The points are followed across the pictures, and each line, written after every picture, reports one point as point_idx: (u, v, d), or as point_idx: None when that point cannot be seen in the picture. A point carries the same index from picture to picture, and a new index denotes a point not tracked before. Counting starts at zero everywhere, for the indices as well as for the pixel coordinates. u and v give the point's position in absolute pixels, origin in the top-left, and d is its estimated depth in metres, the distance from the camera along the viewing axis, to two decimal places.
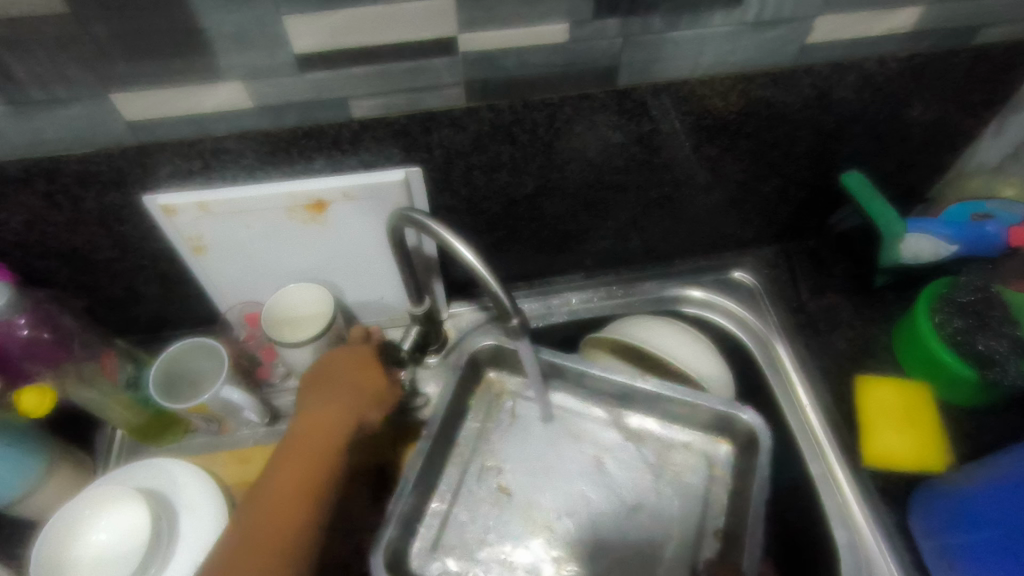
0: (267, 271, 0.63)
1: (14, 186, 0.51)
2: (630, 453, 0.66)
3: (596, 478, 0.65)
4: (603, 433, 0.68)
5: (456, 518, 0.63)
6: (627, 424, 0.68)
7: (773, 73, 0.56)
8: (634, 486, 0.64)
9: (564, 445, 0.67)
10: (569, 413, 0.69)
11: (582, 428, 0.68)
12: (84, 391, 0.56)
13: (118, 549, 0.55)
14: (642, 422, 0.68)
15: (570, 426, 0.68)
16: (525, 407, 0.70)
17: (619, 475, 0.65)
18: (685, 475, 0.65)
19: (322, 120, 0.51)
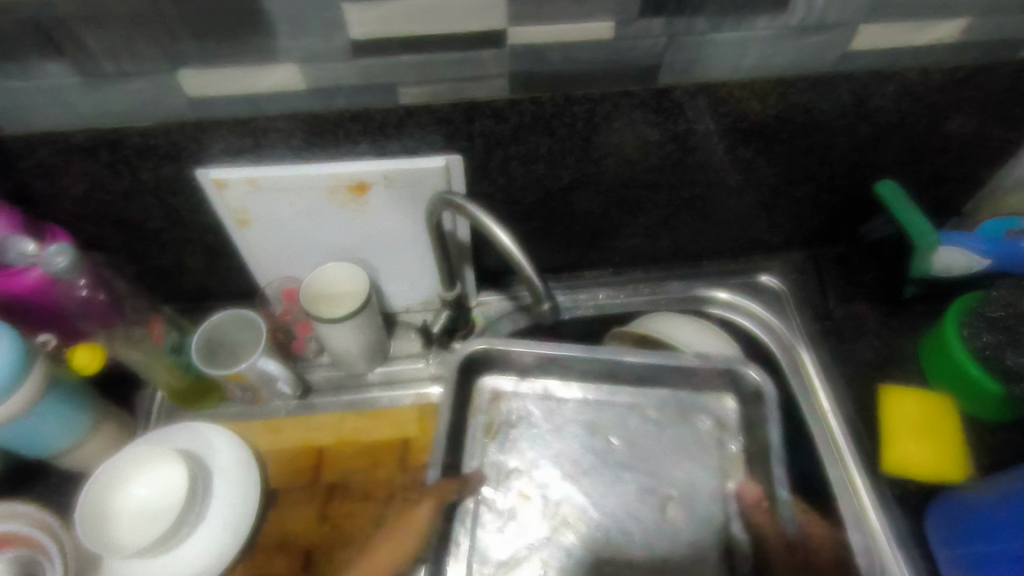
0: (306, 249, 0.65)
1: (78, 154, 0.54)
2: (631, 429, 0.65)
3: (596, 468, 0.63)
4: (598, 417, 0.66)
5: None
6: (626, 402, 0.67)
7: (814, 79, 0.56)
8: (636, 464, 0.63)
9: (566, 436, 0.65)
10: (564, 407, 0.66)
11: (578, 425, 0.65)
12: (131, 352, 0.60)
13: (160, 505, 0.58)
14: (643, 396, 0.67)
15: (570, 419, 0.66)
16: (517, 406, 0.67)
17: (620, 458, 0.63)
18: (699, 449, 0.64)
19: (370, 104, 0.53)
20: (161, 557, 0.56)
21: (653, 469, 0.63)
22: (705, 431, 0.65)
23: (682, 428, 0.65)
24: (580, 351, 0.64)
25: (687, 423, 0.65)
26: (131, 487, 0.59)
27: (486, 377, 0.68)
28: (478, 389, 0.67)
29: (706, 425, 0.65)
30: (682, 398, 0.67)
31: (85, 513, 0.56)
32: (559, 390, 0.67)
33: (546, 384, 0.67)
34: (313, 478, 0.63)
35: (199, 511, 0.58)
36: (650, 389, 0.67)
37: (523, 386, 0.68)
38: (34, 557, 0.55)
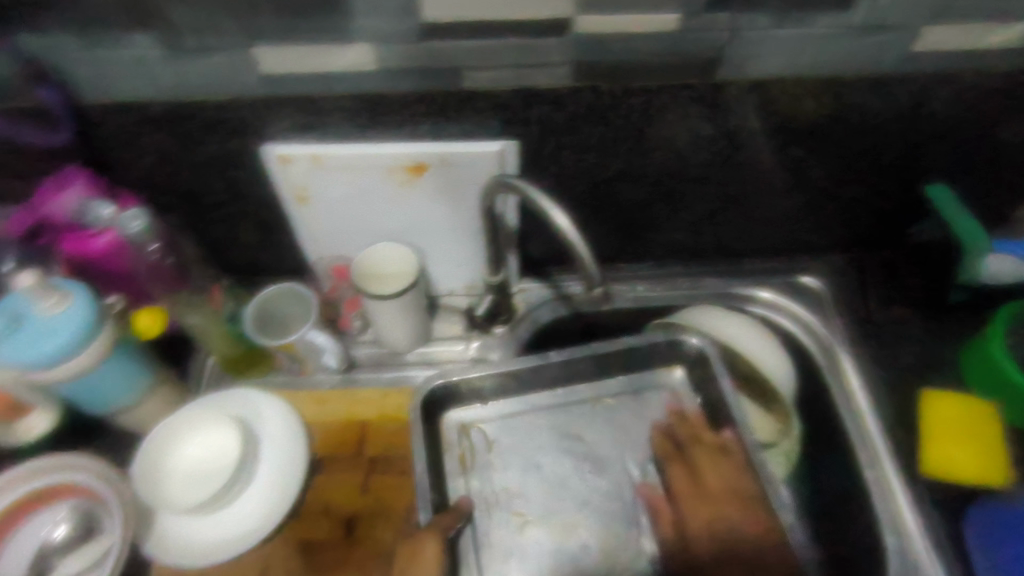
0: (356, 228, 0.67)
1: (151, 126, 0.56)
2: (590, 422, 0.66)
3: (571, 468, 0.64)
4: (556, 414, 0.66)
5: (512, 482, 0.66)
6: (586, 396, 0.67)
7: (872, 79, 0.57)
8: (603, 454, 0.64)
9: (536, 443, 0.65)
10: (526, 419, 0.66)
11: (544, 432, 0.65)
12: (190, 314, 0.63)
13: (207, 468, 0.60)
14: (602, 386, 0.68)
15: (539, 427, 0.65)
16: (487, 425, 0.66)
17: (599, 452, 0.65)
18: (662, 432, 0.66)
19: (434, 87, 0.55)
20: (211, 517, 0.59)
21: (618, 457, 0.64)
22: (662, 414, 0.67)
23: (638, 413, 0.67)
24: (534, 361, 0.64)
25: (644, 407, 0.67)
26: (183, 449, 0.61)
27: (449, 412, 0.66)
28: (443, 430, 0.65)
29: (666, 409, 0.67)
30: (636, 382, 0.69)
31: (142, 471, 0.59)
32: (514, 404, 0.67)
33: (503, 403, 0.66)
34: (357, 450, 0.65)
35: (243, 479, 0.59)
36: (600, 380, 0.68)
37: (490, 411, 0.66)
38: (93, 509, 0.59)
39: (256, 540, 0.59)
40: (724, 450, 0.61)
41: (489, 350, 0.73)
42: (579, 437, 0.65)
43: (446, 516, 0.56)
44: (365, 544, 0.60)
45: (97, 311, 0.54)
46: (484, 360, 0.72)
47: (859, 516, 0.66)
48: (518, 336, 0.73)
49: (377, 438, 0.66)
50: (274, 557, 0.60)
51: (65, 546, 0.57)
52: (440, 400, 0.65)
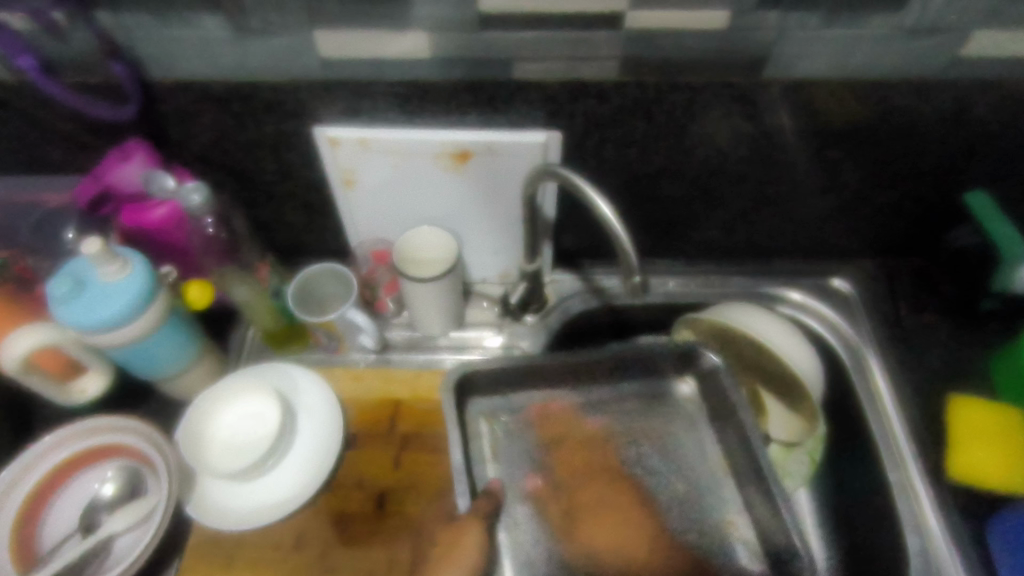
0: (398, 212, 0.69)
1: (212, 104, 0.58)
2: (603, 428, 0.67)
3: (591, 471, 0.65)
4: (573, 414, 0.67)
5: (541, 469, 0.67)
6: (602, 399, 0.68)
7: (915, 83, 0.58)
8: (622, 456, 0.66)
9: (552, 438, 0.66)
10: (544, 412, 0.67)
11: (562, 428, 0.66)
12: (239, 288, 0.66)
13: (244, 435, 0.61)
14: (618, 390, 0.68)
15: (557, 422, 0.66)
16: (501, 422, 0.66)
17: (616, 447, 0.66)
18: (675, 434, 0.67)
19: (485, 76, 0.56)
20: (249, 482, 0.60)
21: (640, 459, 0.66)
22: (682, 421, 0.67)
23: (656, 418, 0.67)
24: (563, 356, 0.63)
25: (664, 412, 0.68)
26: (221, 416, 0.62)
27: (472, 402, 0.66)
28: (467, 415, 0.65)
29: (688, 418, 0.67)
30: (650, 388, 0.69)
31: (183, 435, 0.61)
32: (528, 397, 0.67)
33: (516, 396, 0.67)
34: (389, 427, 0.66)
35: (279, 448, 0.61)
36: (611, 384, 0.68)
37: (504, 402, 0.66)
38: (144, 472, 0.61)
39: (292, 507, 0.60)
40: (592, 443, 0.66)
41: (519, 337, 0.75)
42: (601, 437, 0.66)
43: (483, 502, 0.57)
44: (393, 519, 0.61)
45: (153, 291, 0.56)
46: (514, 346, 0.74)
47: (883, 518, 0.66)
48: (549, 325, 0.75)
49: (409, 418, 0.67)
50: (308, 526, 0.61)
51: (112, 503, 0.59)
52: (465, 385, 0.63)
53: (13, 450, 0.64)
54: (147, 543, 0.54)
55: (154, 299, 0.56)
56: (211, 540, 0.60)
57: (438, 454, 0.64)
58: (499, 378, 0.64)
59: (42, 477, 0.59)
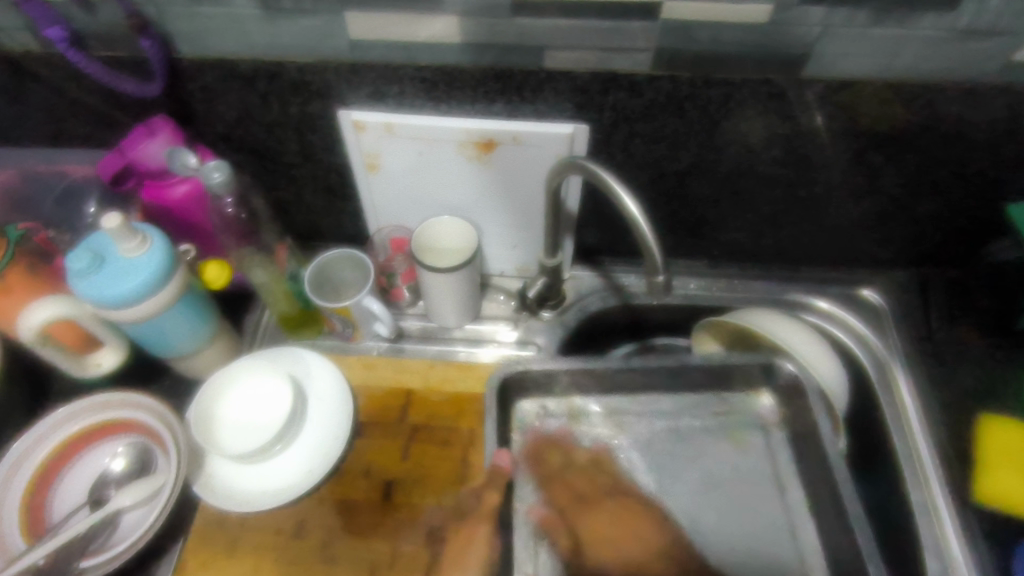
0: (420, 200, 0.68)
1: (238, 82, 0.57)
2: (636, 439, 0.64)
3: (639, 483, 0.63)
4: (634, 425, 0.65)
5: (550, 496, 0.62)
6: (666, 407, 0.66)
7: (966, 87, 0.55)
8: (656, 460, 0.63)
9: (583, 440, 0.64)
10: (595, 419, 0.65)
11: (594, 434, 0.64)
12: (257, 270, 0.65)
13: (255, 418, 0.61)
14: (682, 397, 0.66)
15: (607, 430, 0.65)
16: (542, 432, 0.64)
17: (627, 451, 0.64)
18: (730, 441, 0.64)
19: (515, 64, 0.55)
20: (258, 463, 0.60)
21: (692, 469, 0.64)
22: (746, 430, 0.65)
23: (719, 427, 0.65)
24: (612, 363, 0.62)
25: (730, 423, 0.65)
26: (235, 398, 0.62)
27: (523, 402, 0.65)
28: (516, 418, 0.64)
29: (750, 429, 0.65)
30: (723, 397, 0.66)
31: (196, 416, 0.60)
32: (582, 403, 0.66)
33: (571, 402, 0.65)
34: (400, 418, 0.65)
35: (289, 433, 0.60)
36: (654, 391, 0.66)
37: (553, 406, 0.65)
38: (154, 449, 0.60)
39: (297, 493, 0.59)
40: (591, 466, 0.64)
41: (535, 333, 0.73)
42: (657, 446, 0.64)
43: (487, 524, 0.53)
44: (400, 512, 0.60)
45: (168, 272, 0.55)
46: (530, 342, 0.73)
47: (904, 539, 0.64)
48: (566, 321, 0.73)
49: (421, 409, 0.66)
50: (311, 514, 0.60)
51: (122, 479, 0.59)
52: (510, 389, 0.63)
53: (28, 421, 0.65)
54: (156, 517, 0.54)
55: (169, 281, 0.56)
56: (215, 520, 0.60)
57: (450, 451, 0.63)
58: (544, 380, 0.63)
59: (55, 450, 0.59)
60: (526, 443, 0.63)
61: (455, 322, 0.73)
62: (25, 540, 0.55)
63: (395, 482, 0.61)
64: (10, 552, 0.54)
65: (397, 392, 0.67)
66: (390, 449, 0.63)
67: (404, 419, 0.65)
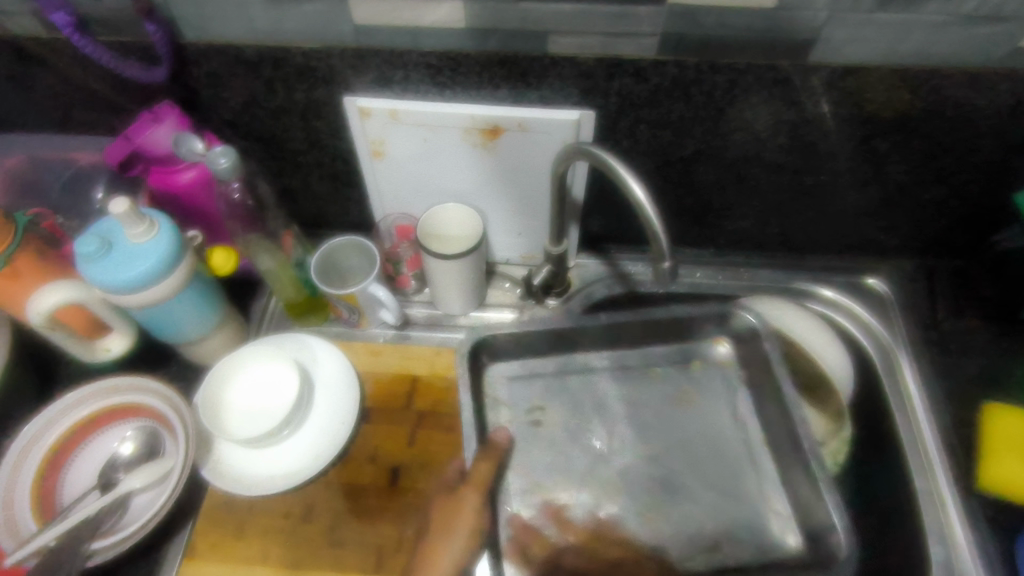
0: (426, 188, 0.69)
1: (243, 68, 0.57)
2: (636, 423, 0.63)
3: (620, 445, 0.62)
4: (609, 385, 0.64)
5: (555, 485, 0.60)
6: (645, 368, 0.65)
7: (973, 73, 0.55)
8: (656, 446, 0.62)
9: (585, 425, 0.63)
10: (568, 379, 0.64)
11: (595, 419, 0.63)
12: (262, 256, 0.65)
13: (261, 404, 0.61)
14: (646, 354, 0.66)
15: (578, 390, 0.64)
16: (513, 394, 0.63)
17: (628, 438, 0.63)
18: (704, 398, 0.64)
19: (521, 49, 0.55)
20: (264, 448, 0.60)
21: (669, 424, 0.63)
22: (714, 386, 0.64)
23: (687, 382, 0.65)
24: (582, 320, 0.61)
25: (697, 378, 0.65)
26: (243, 382, 0.62)
27: (493, 365, 0.64)
28: (487, 380, 0.63)
29: (719, 383, 0.64)
30: (685, 348, 0.66)
31: (203, 399, 0.60)
32: (552, 363, 0.65)
33: (541, 360, 0.65)
34: (405, 404, 0.66)
35: (296, 418, 0.60)
36: (651, 373, 0.65)
37: (523, 368, 0.64)
38: (162, 433, 0.61)
39: (304, 478, 0.59)
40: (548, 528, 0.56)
41: None
42: (630, 403, 0.64)
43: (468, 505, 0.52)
44: (406, 497, 0.60)
45: (175, 258, 0.55)
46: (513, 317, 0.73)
47: (906, 526, 0.64)
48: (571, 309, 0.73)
49: (428, 396, 0.66)
50: (318, 498, 0.60)
51: (130, 463, 0.60)
52: (480, 351, 0.62)
53: (37, 405, 0.65)
54: (165, 500, 0.55)
55: (177, 267, 0.56)
56: (224, 503, 0.60)
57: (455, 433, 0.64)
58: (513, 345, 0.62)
59: (64, 434, 0.60)
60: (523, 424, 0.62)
61: (462, 309, 0.73)
62: (36, 523, 0.55)
63: (402, 468, 0.62)
64: (21, 533, 0.55)
65: (402, 379, 0.67)
66: (395, 435, 0.64)
67: (411, 406, 0.65)
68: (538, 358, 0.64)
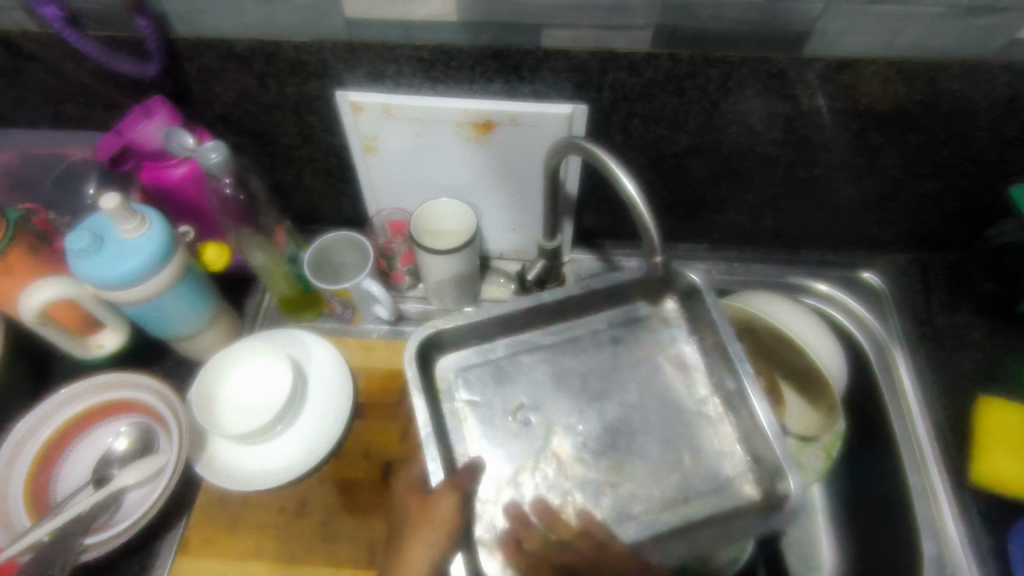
0: (419, 182, 0.69)
1: (236, 63, 0.57)
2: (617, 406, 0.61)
3: (573, 421, 0.60)
4: (558, 359, 0.62)
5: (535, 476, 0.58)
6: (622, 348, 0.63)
7: (969, 65, 0.54)
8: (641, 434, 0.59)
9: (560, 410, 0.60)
10: (518, 360, 0.62)
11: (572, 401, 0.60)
12: (254, 252, 0.65)
13: (255, 399, 0.61)
14: (598, 326, 0.64)
15: (532, 376, 0.61)
16: (463, 390, 0.60)
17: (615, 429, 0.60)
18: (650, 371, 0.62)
19: (513, 43, 0.54)
20: (257, 444, 0.60)
21: (614, 389, 0.61)
22: (658, 357, 0.62)
23: (630, 347, 0.62)
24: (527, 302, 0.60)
25: (641, 341, 0.63)
26: (236, 378, 0.62)
27: (442, 358, 0.61)
28: (437, 374, 0.61)
29: (667, 351, 0.62)
30: (625, 310, 0.64)
31: (198, 394, 0.60)
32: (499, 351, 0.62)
33: (490, 343, 0.62)
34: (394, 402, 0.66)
35: (290, 413, 0.60)
36: (632, 354, 0.62)
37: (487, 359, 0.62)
38: (155, 429, 0.61)
39: (299, 473, 0.59)
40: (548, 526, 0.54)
41: None
42: (577, 372, 0.61)
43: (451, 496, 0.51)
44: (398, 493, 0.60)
45: (167, 253, 0.55)
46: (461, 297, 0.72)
47: (899, 520, 0.64)
48: None
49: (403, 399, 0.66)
50: (313, 493, 0.61)
51: (124, 458, 0.60)
52: (428, 347, 0.59)
53: (31, 401, 0.65)
54: (158, 496, 0.55)
55: (169, 262, 0.56)
56: (218, 500, 0.60)
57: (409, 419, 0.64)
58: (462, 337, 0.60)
59: (58, 429, 0.60)
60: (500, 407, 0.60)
61: (456, 304, 0.73)
62: (30, 518, 0.55)
63: (391, 465, 0.61)
64: (14, 528, 0.55)
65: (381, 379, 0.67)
66: (384, 432, 0.64)
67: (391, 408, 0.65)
68: (487, 341, 0.62)
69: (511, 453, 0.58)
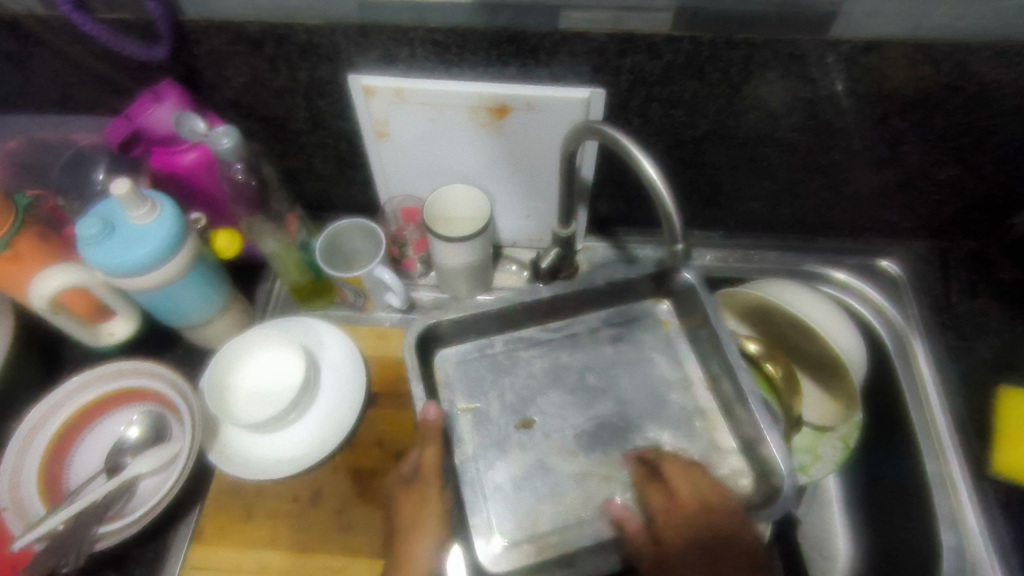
0: (433, 169, 0.68)
1: (245, 46, 0.56)
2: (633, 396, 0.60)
3: (574, 404, 0.59)
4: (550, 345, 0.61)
5: (547, 464, 0.57)
6: (638, 338, 0.62)
7: (1001, 47, 0.53)
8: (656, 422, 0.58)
9: (576, 401, 0.59)
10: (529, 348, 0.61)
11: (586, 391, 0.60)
12: (266, 241, 0.65)
13: (268, 386, 0.60)
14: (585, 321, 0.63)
15: (540, 367, 0.61)
16: (468, 381, 0.60)
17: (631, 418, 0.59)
18: (668, 359, 0.61)
19: (530, 26, 0.53)
20: (270, 433, 0.60)
21: (611, 386, 0.60)
22: (668, 349, 0.61)
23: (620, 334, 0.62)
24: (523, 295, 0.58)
25: (654, 331, 0.62)
26: (249, 366, 0.61)
27: (438, 354, 0.60)
28: (436, 367, 0.60)
29: (663, 335, 0.62)
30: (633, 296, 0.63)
31: (209, 382, 0.59)
32: (502, 343, 0.61)
33: (485, 339, 0.61)
34: (395, 390, 0.65)
35: (302, 402, 0.60)
36: (644, 350, 0.61)
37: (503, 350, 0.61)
38: (168, 417, 0.61)
39: (313, 460, 0.59)
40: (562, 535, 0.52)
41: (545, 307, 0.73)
42: (568, 354, 0.61)
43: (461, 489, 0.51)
44: None
45: (178, 241, 0.55)
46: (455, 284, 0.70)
47: (918, 513, 0.63)
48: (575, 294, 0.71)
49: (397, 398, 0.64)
50: (326, 483, 0.60)
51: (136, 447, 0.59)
52: (434, 340, 0.59)
53: (43, 389, 0.65)
54: (173, 485, 0.55)
55: (182, 248, 0.55)
56: (231, 487, 0.60)
57: (411, 408, 0.64)
58: (465, 328, 0.59)
59: (70, 419, 0.59)
60: (517, 398, 0.59)
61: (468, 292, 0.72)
62: (44, 506, 0.55)
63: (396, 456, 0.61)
64: (29, 516, 0.55)
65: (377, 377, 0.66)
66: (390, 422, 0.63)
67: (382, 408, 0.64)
68: (485, 336, 0.61)
69: (520, 439, 0.57)
